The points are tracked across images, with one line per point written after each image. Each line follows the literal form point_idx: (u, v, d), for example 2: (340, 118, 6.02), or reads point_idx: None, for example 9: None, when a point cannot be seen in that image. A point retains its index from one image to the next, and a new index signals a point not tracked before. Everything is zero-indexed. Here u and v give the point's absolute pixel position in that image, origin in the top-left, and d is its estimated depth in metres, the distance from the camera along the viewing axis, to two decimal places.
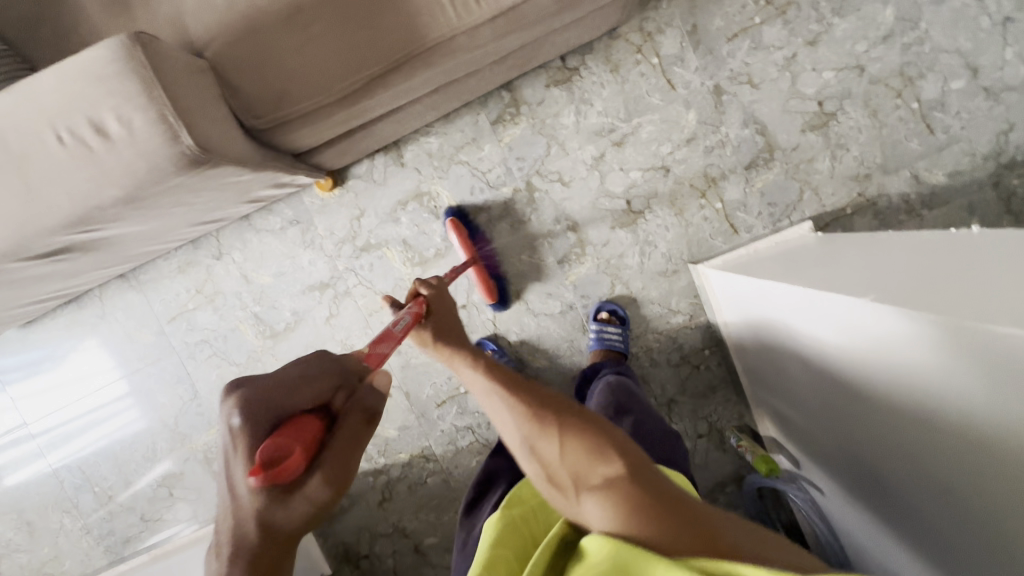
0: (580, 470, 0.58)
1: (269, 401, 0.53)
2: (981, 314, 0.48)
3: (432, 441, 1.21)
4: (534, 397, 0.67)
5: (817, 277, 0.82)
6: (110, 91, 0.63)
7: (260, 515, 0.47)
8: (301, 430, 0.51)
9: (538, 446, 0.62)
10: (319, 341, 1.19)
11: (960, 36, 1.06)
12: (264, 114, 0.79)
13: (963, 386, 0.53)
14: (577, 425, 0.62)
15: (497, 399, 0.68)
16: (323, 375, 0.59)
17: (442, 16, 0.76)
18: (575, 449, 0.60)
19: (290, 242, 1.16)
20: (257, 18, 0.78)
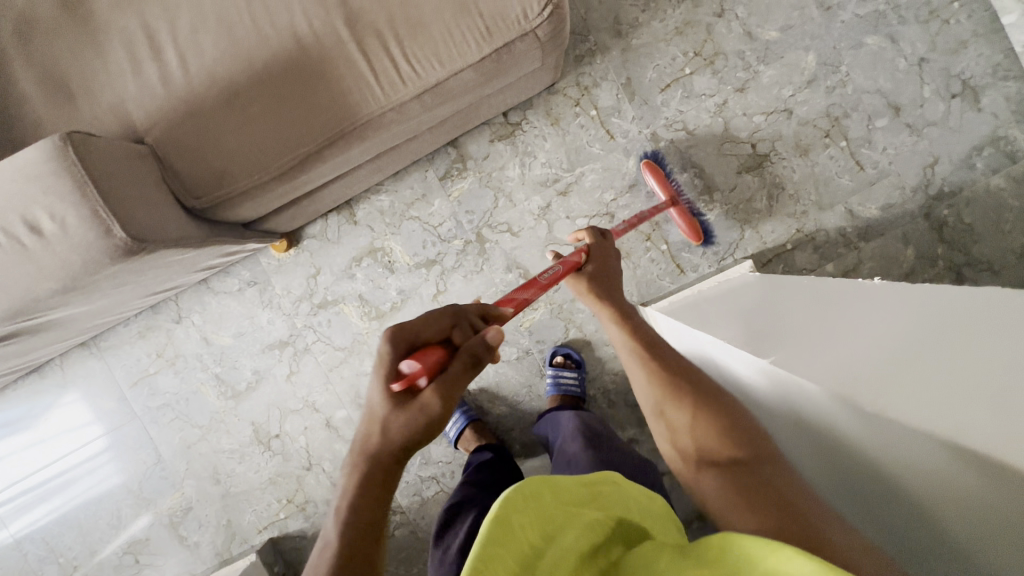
0: (704, 445, 0.65)
1: (400, 332, 0.57)
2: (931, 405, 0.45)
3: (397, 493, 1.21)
4: (677, 388, 0.70)
5: (745, 320, 0.83)
6: (43, 191, 0.66)
7: (384, 424, 0.55)
8: (420, 365, 0.55)
9: (666, 409, 0.71)
10: (281, 399, 1.20)
11: (880, 77, 1.12)
12: (205, 195, 0.82)
13: (877, 456, 0.52)
14: (726, 420, 0.65)
15: (643, 360, 0.75)
16: (444, 318, 0.60)
17: (370, 95, 0.79)
18: (706, 428, 0.66)
19: (248, 302, 1.18)
20: (190, 101, 0.80)
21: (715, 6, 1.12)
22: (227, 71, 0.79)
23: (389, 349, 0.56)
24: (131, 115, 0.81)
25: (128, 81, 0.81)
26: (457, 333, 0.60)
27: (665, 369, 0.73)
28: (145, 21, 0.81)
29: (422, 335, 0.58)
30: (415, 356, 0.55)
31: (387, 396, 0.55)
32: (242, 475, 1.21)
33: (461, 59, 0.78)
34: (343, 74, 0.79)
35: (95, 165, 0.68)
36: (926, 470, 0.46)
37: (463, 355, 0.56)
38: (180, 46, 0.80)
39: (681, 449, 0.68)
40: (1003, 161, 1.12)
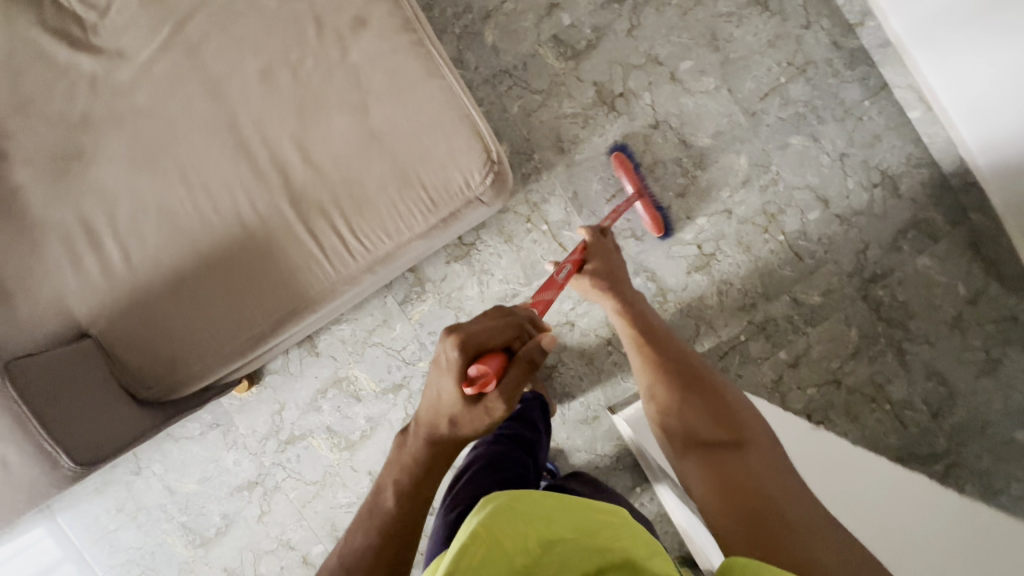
0: (701, 427, 0.75)
1: (465, 338, 0.60)
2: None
3: None
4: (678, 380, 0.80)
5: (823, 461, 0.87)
6: None
7: (450, 419, 0.61)
8: (497, 370, 0.60)
9: (664, 396, 0.80)
10: (254, 541, 1.16)
11: (807, 174, 1.19)
12: (156, 384, 0.79)
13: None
14: (726, 411, 0.75)
15: (643, 358, 0.85)
16: (507, 326, 0.64)
17: (321, 272, 0.80)
18: (695, 407, 0.77)
19: (211, 445, 1.15)
20: (135, 291, 0.79)
21: (649, 119, 1.17)
22: (176, 263, 0.79)
23: (459, 356, 0.59)
24: (73, 311, 0.79)
25: (68, 276, 0.79)
26: (517, 341, 0.65)
27: (669, 363, 0.82)
28: (81, 213, 0.79)
29: (480, 345, 0.61)
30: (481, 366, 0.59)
31: (455, 395, 0.59)
32: None
33: (408, 231, 0.80)
34: (294, 257, 0.79)
35: (41, 396, 0.67)
36: None
37: (523, 363, 0.61)
38: (121, 237, 0.79)
39: (661, 420, 0.80)
40: (925, 241, 1.20)
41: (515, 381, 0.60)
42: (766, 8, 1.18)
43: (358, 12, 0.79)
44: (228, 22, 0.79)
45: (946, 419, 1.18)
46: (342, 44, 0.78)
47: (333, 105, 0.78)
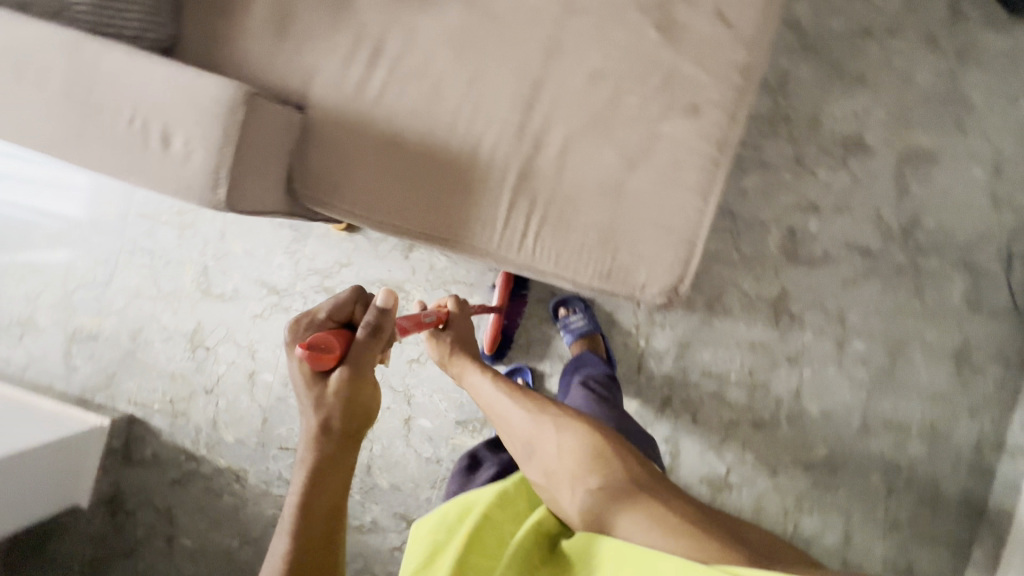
0: (576, 464, 0.70)
1: (306, 321, 0.62)
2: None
3: (252, 468, 1.24)
4: (546, 421, 0.76)
5: None
6: (197, 124, 0.71)
7: (323, 413, 0.55)
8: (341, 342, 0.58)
9: (540, 444, 0.74)
10: (235, 326, 1.23)
11: (856, 508, 1.18)
12: (310, 189, 0.86)
13: None
14: (587, 438, 0.73)
15: (509, 414, 0.79)
16: (350, 294, 0.66)
17: (486, 235, 0.85)
18: (569, 438, 0.73)
19: (277, 238, 1.23)
20: (362, 118, 0.85)
21: (792, 352, 1.18)
22: (405, 130, 0.85)
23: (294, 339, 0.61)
24: (311, 87, 0.85)
25: (332, 62, 0.85)
26: (360, 309, 0.66)
27: (530, 404, 0.78)
28: (385, 31, 0.85)
29: (320, 320, 0.63)
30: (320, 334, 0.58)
31: (305, 387, 0.56)
32: (157, 352, 1.26)
33: (570, 273, 0.84)
34: (480, 208, 0.85)
35: (244, 131, 0.73)
36: None
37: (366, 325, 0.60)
38: (391, 75, 0.85)
39: (545, 468, 0.71)
40: None
41: (358, 344, 0.59)
42: (961, 370, 1.16)
43: (697, 99, 0.82)
44: (607, 14, 0.83)
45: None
46: (664, 111, 0.82)
47: (613, 143, 0.83)
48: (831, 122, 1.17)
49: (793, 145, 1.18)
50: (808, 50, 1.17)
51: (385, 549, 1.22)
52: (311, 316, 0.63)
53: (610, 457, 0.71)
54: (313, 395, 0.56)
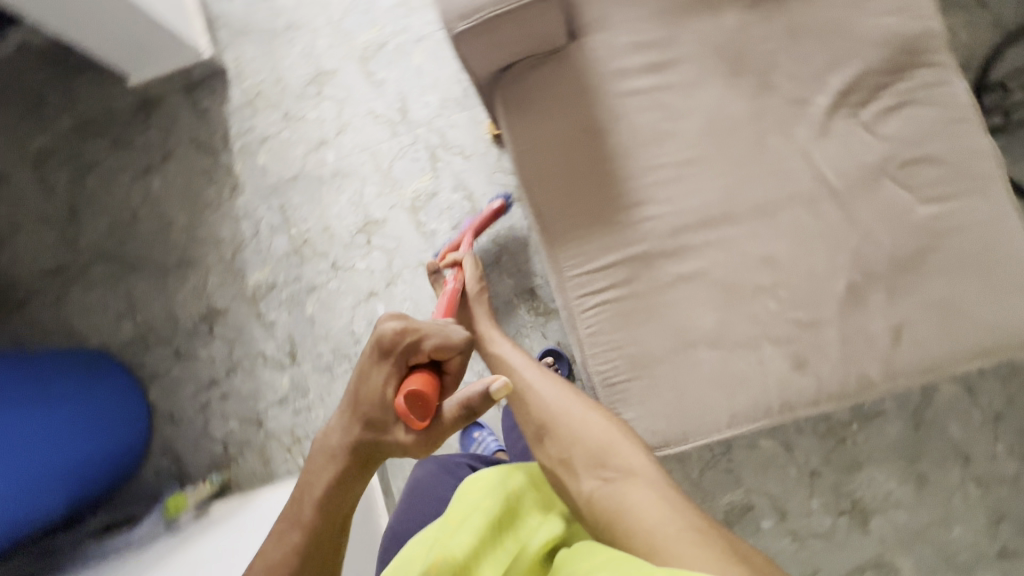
0: (585, 458, 0.68)
1: (403, 348, 0.58)
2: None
3: (251, 194, 1.30)
4: (553, 421, 0.73)
5: None
6: None
7: (365, 443, 0.57)
8: (432, 397, 0.55)
9: (552, 440, 0.71)
10: (354, 102, 1.28)
11: None
12: (509, 91, 0.87)
13: None
14: (588, 441, 0.69)
15: (521, 410, 0.77)
16: (457, 344, 0.61)
17: (572, 259, 0.85)
18: (580, 443, 0.69)
19: (446, 85, 1.26)
20: (597, 91, 0.85)
21: None
22: (612, 138, 0.85)
23: (386, 363, 0.58)
24: (593, 34, 0.85)
25: (626, 35, 0.85)
26: (456, 360, 0.61)
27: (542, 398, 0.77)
28: (683, 59, 0.84)
29: (418, 358, 0.59)
30: (416, 382, 0.55)
31: (365, 423, 0.57)
32: (291, 54, 1.31)
33: (588, 350, 0.84)
34: (590, 243, 0.85)
35: (520, 15, 0.78)
36: None
37: (455, 407, 0.56)
38: (649, 91, 0.84)
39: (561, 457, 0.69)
40: None
41: (439, 419, 0.56)
42: None
43: (809, 360, 0.80)
44: (828, 236, 0.81)
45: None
46: (779, 339, 0.81)
47: (721, 315, 0.82)
48: (864, 480, 1.14)
49: (821, 460, 1.15)
50: (913, 419, 1.14)
51: (260, 344, 1.28)
52: (403, 334, 0.58)
53: (615, 456, 0.67)
54: (369, 431, 0.56)
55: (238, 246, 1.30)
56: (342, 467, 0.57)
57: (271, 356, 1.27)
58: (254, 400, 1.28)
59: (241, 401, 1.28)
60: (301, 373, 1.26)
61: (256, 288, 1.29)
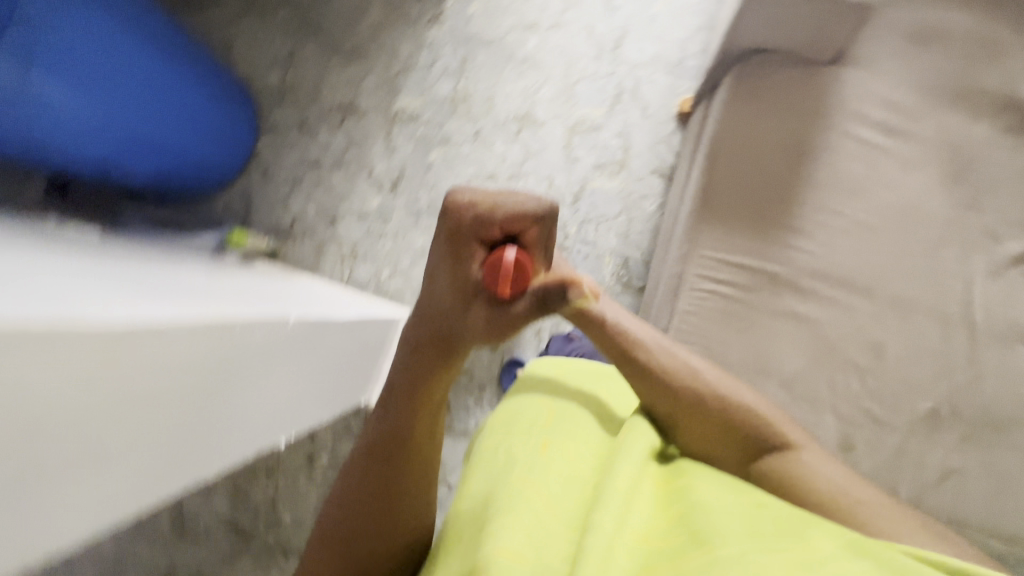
0: (690, 410, 0.67)
1: (473, 223, 0.52)
2: (168, 300, 0.55)
3: (446, 30, 1.32)
4: (682, 401, 0.67)
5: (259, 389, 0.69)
6: None
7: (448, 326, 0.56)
8: (515, 276, 0.51)
9: (685, 421, 0.67)
10: (583, 8, 1.29)
11: None
12: (748, 69, 0.91)
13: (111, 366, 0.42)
14: (727, 413, 0.67)
15: (649, 384, 0.68)
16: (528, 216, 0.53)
17: (712, 236, 0.88)
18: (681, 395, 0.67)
19: (670, 44, 1.26)
20: (825, 113, 0.87)
21: None
22: (817, 168, 0.87)
23: (454, 235, 0.53)
24: (854, 70, 0.87)
25: (880, 88, 0.87)
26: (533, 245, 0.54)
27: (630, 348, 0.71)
28: (916, 138, 0.86)
29: (492, 234, 0.52)
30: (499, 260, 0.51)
31: (444, 301, 0.55)
32: None
33: (677, 318, 0.88)
34: (741, 242, 0.87)
35: (820, 10, 0.80)
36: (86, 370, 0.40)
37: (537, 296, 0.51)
38: (871, 147, 0.87)
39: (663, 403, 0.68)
40: None
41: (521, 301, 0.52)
42: None
43: (856, 449, 0.82)
44: (943, 361, 0.82)
45: (180, 501, 1.31)
46: (842, 417, 0.83)
47: (807, 366, 0.84)
48: None
49: None
50: None
51: (372, 159, 1.32)
52: (470, 211, 0.52)
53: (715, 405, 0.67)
54: (450, 313, 0.55)
55: (408, 66, 1.33)
56: (429, 355, 0.59)
57: (376, 175, 1.31)
58: (339, 200, 1.32)
59: (328, 195, 1.32)
60: (391, 204, 1.30)
61: (400, 110, 1.32)
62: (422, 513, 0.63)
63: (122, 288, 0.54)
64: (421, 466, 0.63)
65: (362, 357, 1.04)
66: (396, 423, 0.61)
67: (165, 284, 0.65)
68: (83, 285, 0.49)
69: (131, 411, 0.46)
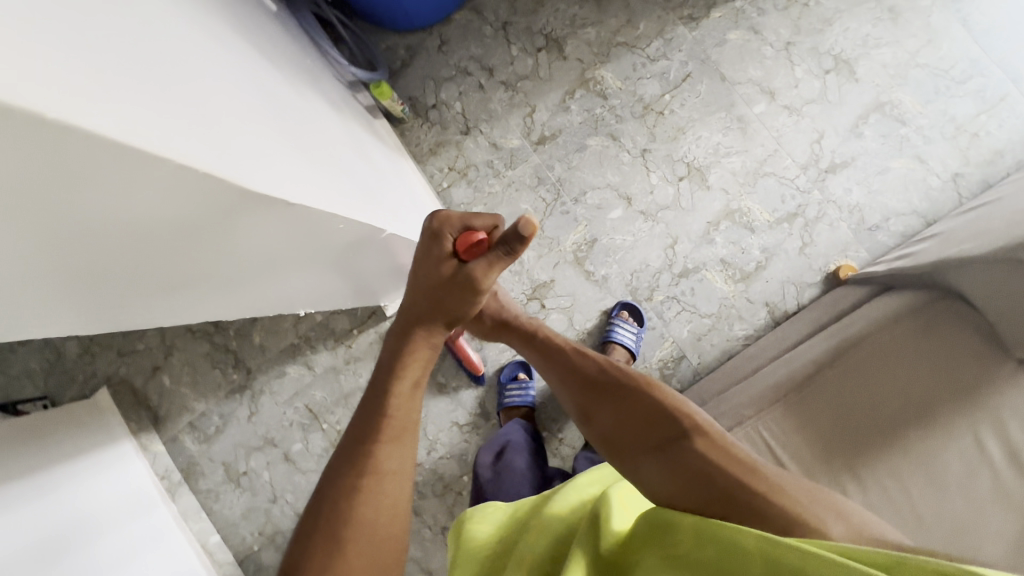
0: (628, 437, 0.66)
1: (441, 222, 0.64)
2: (246, 128, 0.42)
3: (692, 37, 1.19)
4: (590, 394, 0.71)
5: (302, 270, 0.69)
6: None
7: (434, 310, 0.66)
8: (476, 247, 0.64)
9: (591, 411, 0.71)
10: (830, 112, 1.15)
11: (301, 481, 1.30)
12: (932, 313, 0.83)
13: (208, 219, 0.39)
14: (636, 407, 0.68)
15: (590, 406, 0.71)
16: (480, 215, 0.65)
17: (774, 426, 0.83)
18: (613, 421, 0.68)
19: (878, 206, 1.13)
20: (971, 409, 0.77)
21: None
22: (920, 443, 0.78)
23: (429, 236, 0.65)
24: None
25: None
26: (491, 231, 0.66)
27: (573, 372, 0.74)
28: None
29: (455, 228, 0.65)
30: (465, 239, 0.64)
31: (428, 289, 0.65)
32: (866, 22, 1.14)
33: None
34: (799, 449, 0.81)
35: None
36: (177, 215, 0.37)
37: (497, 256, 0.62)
38: (988, 463, 0.75)
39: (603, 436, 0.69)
40: (199, 419, 1.34)
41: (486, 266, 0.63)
42: None
43: None
44: None
45: None
46: None
47: None
48: None
49: None
50: None
51: (539, 103, 1.23)
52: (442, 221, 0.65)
53: (652, 428, 0.65)
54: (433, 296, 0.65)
55: (633, 44, 1.20)
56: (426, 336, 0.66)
57: (531, 120, 1.23)
58: (484, 117, 1.24)
59: (478, 105, 1.24)
60: (524, 155, 1.23)
61: (595, 78, 1.21)
62: (393, 497, 0.58)
63: (266, 116, 0.50)
64: (402, 452, 0.60)
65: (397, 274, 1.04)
66: (379, 392, 0.62)
67: (264, 97, 0.53)
68: (170, 56, 0.37)
69: (162, 228, 0.38)
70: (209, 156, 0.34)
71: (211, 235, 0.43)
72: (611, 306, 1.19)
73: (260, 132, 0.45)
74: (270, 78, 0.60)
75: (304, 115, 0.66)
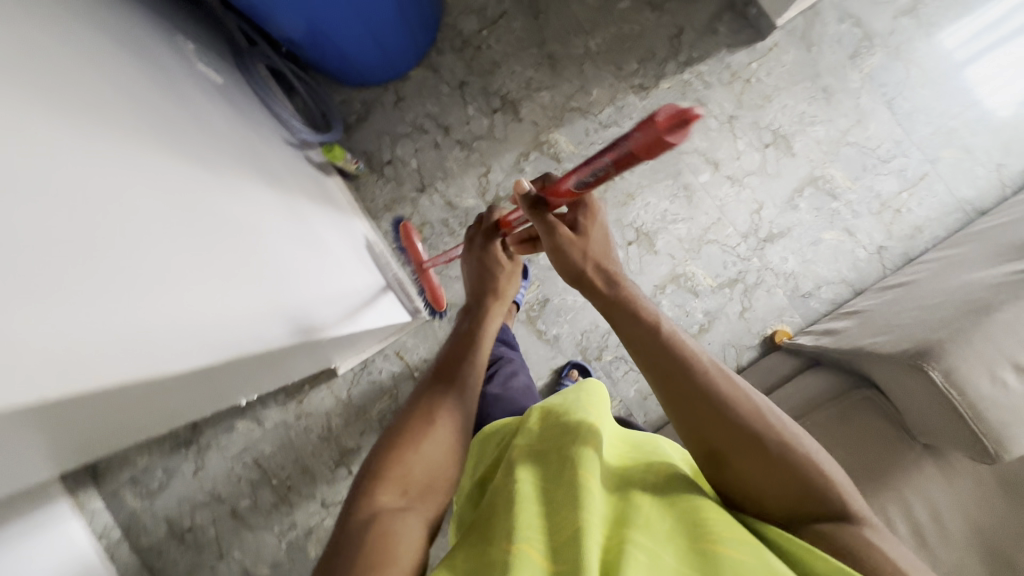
0: (776, 488, 0.58)
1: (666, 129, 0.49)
2: (159, 295, 0.45)
3: (641, 107, 1.23)
4: (737, 440, 0.59)
5: (250, 378, 0.73)
6: (1005, 395, 0.72)
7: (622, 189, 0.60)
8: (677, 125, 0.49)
9: (732, 459, 0.59)
10: (767, 184, 1.21)
11: (249, 538, 1.27)
12: (851, 400, 0.89)
13: (155, 391, 0.45)
14: (790, 470, 0.57)
15: (733, 450, 0.59)
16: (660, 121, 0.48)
17: None
18: (758, 470, 0.58)
19: (810, 275, 1.20)
20: (885, 491, 0.83)
21: None
22: None
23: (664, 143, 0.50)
24: (934, 469, 0.84)
25: (946, 502, 0.83)
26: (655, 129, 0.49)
27: (709, 405, 0.60)
28: (945, 568, 0.80)
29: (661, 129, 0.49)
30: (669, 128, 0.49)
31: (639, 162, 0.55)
32: (802, 101, 1.21)
33: None
34: None
35: (970, 435, 0.72)
36: (125, 401, 0.42)
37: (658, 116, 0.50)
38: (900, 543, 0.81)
39: (742, 483, 0.59)
40: (142, 474, 1.29)
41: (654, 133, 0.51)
42: None
43: None
44: None
45: None
46: None
47: None
48: None
49: None
50: None
51: (494, 163, 1.25)
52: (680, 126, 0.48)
53: (801, 481, 0.57)
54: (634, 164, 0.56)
55: (586, 110, 1.24)
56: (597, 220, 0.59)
57: (487, 179, 1.25)
58: (439, 175, 1.25)
59: (434, 162, 1.25)
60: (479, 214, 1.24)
61: (549, 142, 1.24)
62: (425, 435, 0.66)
63: (208, 261, 0.56)
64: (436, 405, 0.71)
65: (351, 347, 1.07)
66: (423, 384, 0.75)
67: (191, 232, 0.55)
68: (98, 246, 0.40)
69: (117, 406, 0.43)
70: (108, 367, 0.36)
71: (128, 407, 0.44)
72: (562, 364, 1.22)
73: (178, 293, 0.48)
74: (200, 200, 0.61)
75: (230, 218, 0.66)
